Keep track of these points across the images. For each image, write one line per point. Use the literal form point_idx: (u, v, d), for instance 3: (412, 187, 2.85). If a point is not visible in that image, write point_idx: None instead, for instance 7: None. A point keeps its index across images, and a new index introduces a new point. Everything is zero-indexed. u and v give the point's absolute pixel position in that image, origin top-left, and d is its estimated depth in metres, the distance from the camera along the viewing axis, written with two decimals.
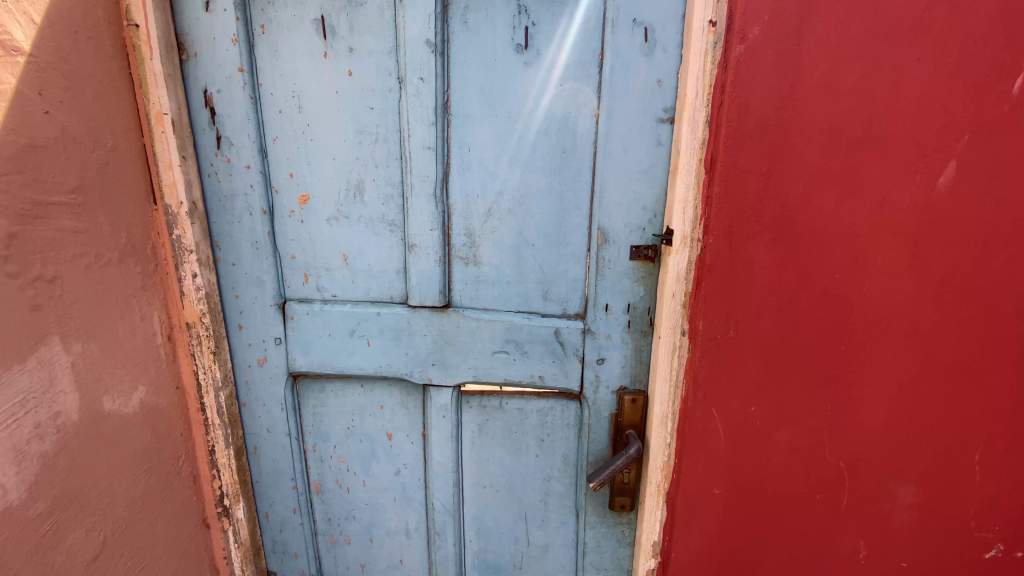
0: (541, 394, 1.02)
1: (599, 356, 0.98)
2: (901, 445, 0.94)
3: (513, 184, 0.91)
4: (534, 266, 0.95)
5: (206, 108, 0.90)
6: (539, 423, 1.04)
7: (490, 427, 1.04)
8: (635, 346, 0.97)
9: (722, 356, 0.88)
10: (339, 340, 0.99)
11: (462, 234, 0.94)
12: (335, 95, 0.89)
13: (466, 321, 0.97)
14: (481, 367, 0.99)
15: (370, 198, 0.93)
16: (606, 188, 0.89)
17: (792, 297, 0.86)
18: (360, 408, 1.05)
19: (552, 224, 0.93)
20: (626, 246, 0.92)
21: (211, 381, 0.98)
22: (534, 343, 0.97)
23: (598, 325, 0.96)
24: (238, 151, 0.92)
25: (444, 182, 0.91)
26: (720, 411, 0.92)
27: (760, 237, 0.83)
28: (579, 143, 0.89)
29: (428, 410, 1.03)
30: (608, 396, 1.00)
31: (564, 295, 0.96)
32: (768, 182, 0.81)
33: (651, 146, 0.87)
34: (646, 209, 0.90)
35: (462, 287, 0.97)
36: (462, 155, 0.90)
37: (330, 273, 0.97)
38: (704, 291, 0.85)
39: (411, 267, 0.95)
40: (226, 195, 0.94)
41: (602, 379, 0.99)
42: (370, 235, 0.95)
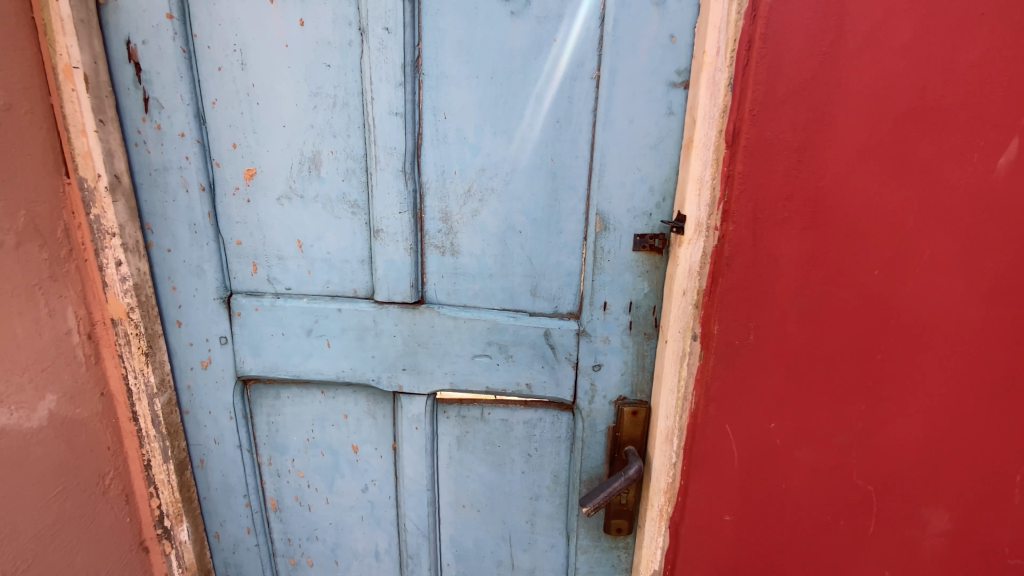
0: (529, 405, 0.88)
1: (595, 362, 0.84)
2: (937, 467, 0.82)
3: (497, 159, 0.77)
4: (521, 257, 0.81)
5: (130, 63, 0.76)
6: (526, 437, 0.91)
7: (470, 440, 0.91)
8: (637, 351, 0.84)
9: (739, 365, 0.76)
10: (294, 341, 0.85)
11: (436, 218, 0.80)
12: (285, 49, 0.75)
13: (442, 320, 0.83)
14: (459, 373, 0.85)
15: (327, 174, 0.79)
16: (607, 165, 0.75)
17: (823, 297, 0.73)
18: (322, 418, 0.91)
19: (543, 208, 0.79)
20: (628, 235, 0.78)
21: (144, 387, 0.84)
22: (521, 347, 0.84)
23: (595, 326, 0.82)
24: (170, 116, 0.77)
25: (416, 156, 0.77)
26: (734, 428, 0.79)
27: (788, 226, 0.70)
28: (576, 111, 0.75)
29: (398, 421, 0.90)
30: (605, 407, 0.87)
31: (555, 290, 0.82)
32: (800, 160, 0.67)
33: (660, 116, 0.74)
34: (653, 191, 0.77)
35: (437, 281, 0.83)
36: (436, 124, 0.76)
37: (283, 262, 0.83)
38: (719, 290, 0.72)
39: (377, 256, 0.81)
40: (157, 168, 0.80)
41: (599, 388, 0.86)
42: (329, 217, 0.81)
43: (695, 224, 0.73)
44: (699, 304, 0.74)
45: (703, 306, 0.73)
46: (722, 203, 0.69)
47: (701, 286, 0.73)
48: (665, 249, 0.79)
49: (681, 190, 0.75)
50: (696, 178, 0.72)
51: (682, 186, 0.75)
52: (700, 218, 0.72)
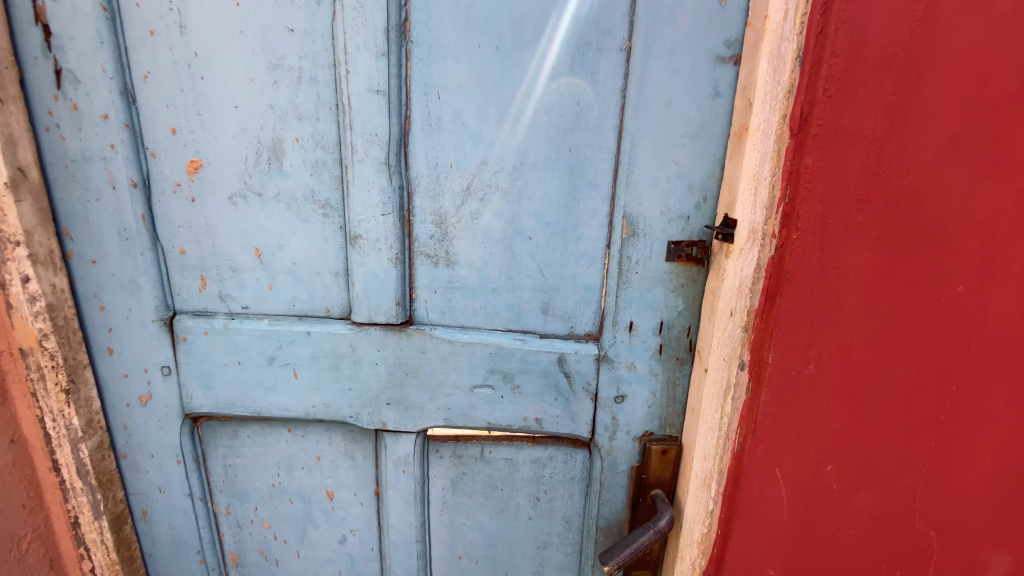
0: (538, 442, 0.74)
1: (618, 393, 0.71)
2: (1013, 512, 0.70)
3: (504, 149, 0.62)
4: (531, 269, 0.67)
5: (35, 25, 0.59)
6: (533, 479, 0.77)
7: (467, 483, 0.77)
8: (667, 378, 0.71)
9: (795, 400, 0.63)
10: (253, 371, 0.70)
11: (428, 222, 0.65)
12: (235, 9, 0.59)
13: (435, 345, 0.68)
14: (456, 408, 0.71)
15: (291, 167, 0.63)
16: (638, 157, 0.62)
17: (898, 320, 0.60)
18: (290, 459, 0.77)
19: (559, 209, 0.65)
20: (661, 242, 0.65)
21: (65, 432, 0.68)
22: (530, 377, 0.70)
23: (619, 349, 0.69)
24: (89, 93, 0.61)
25: (403, 146, 0.62)
26: (785, 472, 0.66)
27: (859, 234, 0.57)
28: (601, 91, 0.61)
29: (382, 463, 0.75)
30: (628, 445, 0.74)
31: (571, 308, 0.69)
32: (880, 153, 0.55)
33: (704, 98, 0.60)
34: (692, 189, 0.63)
35: (429, 298, 0.68)
36: (427, 105, 0.61)
37: (238, 276, 0.68)
38: (774, 312, 0.59)
39: (355, 269, 0.65)
40: (75, 159, 0.64)
41: (621, 423, 0.72)
42: (294, 220, 0.65)
43: (747, 231, 0.59)
44: (748, 328, 0.61)
45: (752, 330, 0.61)
46: (781, 206, 0.56)
47: (751, 306, 0.60)
48: (706, 259, 0.66)
49: (729, 189, 0.62)
50: (750, 175, 0.58)
51: (729, 184, 0.62)
52: (755, 223, 0.58)
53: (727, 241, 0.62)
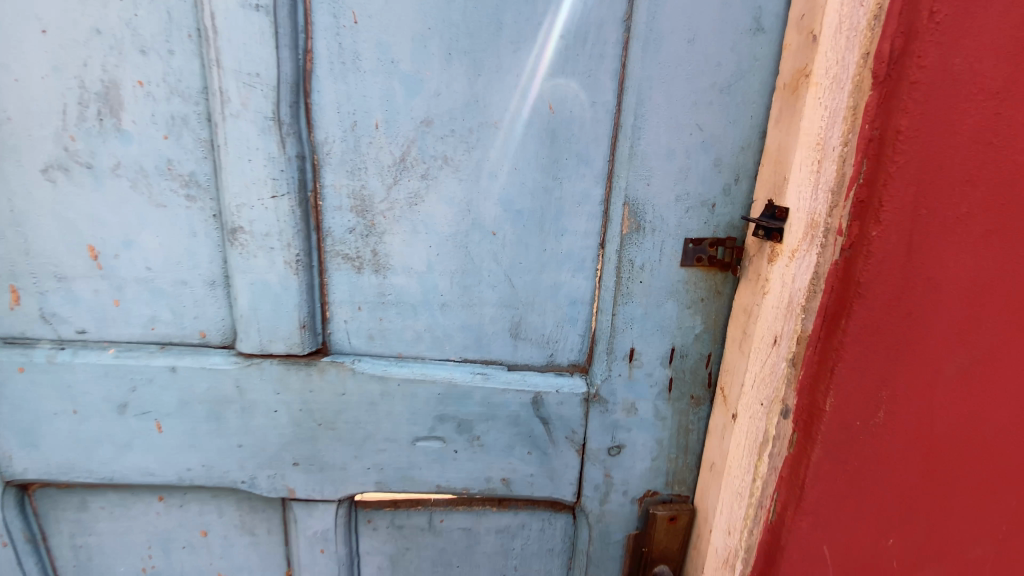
0: (506, 507, 0.56)
1: (614, 444, 0.52)
2: None
3: (455, 103, 0.43)
4: (496, 277, 0.48)
5: None
6: (500, 553, 0.58)
7: (412, 561, 0.58)
8: (678, 423, 0.53)
9: (855, 459, 0.45)
10: (99, 423, 0.49)
11: (345, 209, 0.45)
12: None
13: (360, 386, 0.48)
14: (392, 468, 0.51)
15: (135, 125, 0.42)
16: (647, 119, 0.44)
17: (1003, 352, 0.43)
18: (165, 537, 0.56)
19: (535, 192, 0.46)
20: (676, 239, 0.47)
21: None
22: (495, 426, 0.51)
23: (615, 386, 0.50)
24: None
25: (304, 95, 0.42)
26: (837, 556, 0.48)
27: (961, 231, 0.39)
28: (596, 20, 0.42)
29: (293, 540, 0.55)
30: (625, 510, 0.55)
31: (550, 331, 0.50)
32: (1000, 110, 0.37)
33: (741, 35, 0.42)
34: (720, 165, 0.46)
35: (350, 319, 0.48)
36: (338, 32, 0.41)
37: (67, 288, 0.46)
38: (834, 339, 0.41)
39: (237, 276, 0.45)
40: None
41: (616, 482, 0.54)
42: (145, 204, 0.44)
43: (805, 228, 0.42)
44: (796, 361, 0.43)
45: (801, 363, 0.43)
46: (853, 187, 0.38)
47: (800, 330, 0.43)
48: (738, 265, 0.48)
49: (778, 166, 0.44)
50: (812, 144, 0.40)
51: (777, 160, 0.44)
52: (817, 214, 0.40)
53: (773, 241, 0.44)
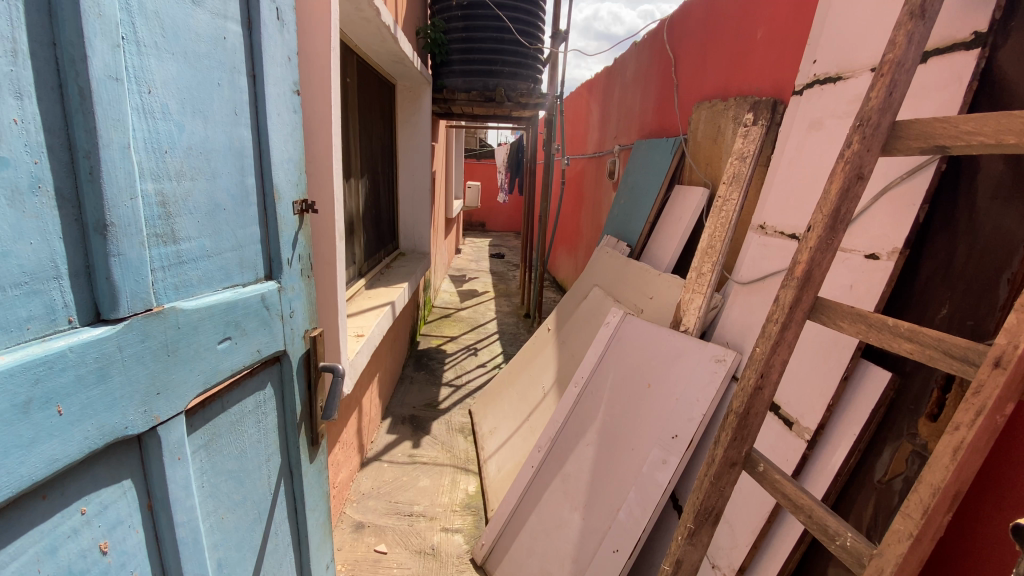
0: (256, 372, 1.31)
1: (291, 308, 1.44)
2: None
3: (201, 136, 1.05)
4: (227, 234, 1.17)
5: None
6: (256, 405, 1.32)
7: (219, 440, 1.18)
8: (307, 291, 1.54)
9: None
10: (107, 390, 0.84)
11: (160, 202, 0.95)
12: (97, 18, 0.78)
13: (190, 317, 1.02)
14: (208, 372, 1.09)
15: (78, 171, 0.80)
16: (272, 135, 1.30)
17: None
18: (54, 539, 0.80)
19: (236, 184, 1.18)
20: (291, 202, 1.41)
21: None
22: (251, 315, 1.23)
23: (291, 296, 1.43)
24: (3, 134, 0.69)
25: (135, 132, 0.88)
26: None
27: None
28: (245, 107, 1.21)
29: (158, 454, 0.98)
30: (300, 343, 1.50)
31: (253, 259, 1.28)
32: None
33: (290, 112, 1.39)
34: (294, 167, 1.42)
35: (166, 278, 0.98)
36: (147, 98, 0.90)
37: (82, 283, 0.83)
38: None
39: (146, 243, 0.91)
40: (13, 192, 0.71)
41: (295, 328, 1.47)
42: (115, 199, 0.85)
43: None
44: None
45: None
46: None
47: None
48: None
49: None
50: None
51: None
52: None
53: None
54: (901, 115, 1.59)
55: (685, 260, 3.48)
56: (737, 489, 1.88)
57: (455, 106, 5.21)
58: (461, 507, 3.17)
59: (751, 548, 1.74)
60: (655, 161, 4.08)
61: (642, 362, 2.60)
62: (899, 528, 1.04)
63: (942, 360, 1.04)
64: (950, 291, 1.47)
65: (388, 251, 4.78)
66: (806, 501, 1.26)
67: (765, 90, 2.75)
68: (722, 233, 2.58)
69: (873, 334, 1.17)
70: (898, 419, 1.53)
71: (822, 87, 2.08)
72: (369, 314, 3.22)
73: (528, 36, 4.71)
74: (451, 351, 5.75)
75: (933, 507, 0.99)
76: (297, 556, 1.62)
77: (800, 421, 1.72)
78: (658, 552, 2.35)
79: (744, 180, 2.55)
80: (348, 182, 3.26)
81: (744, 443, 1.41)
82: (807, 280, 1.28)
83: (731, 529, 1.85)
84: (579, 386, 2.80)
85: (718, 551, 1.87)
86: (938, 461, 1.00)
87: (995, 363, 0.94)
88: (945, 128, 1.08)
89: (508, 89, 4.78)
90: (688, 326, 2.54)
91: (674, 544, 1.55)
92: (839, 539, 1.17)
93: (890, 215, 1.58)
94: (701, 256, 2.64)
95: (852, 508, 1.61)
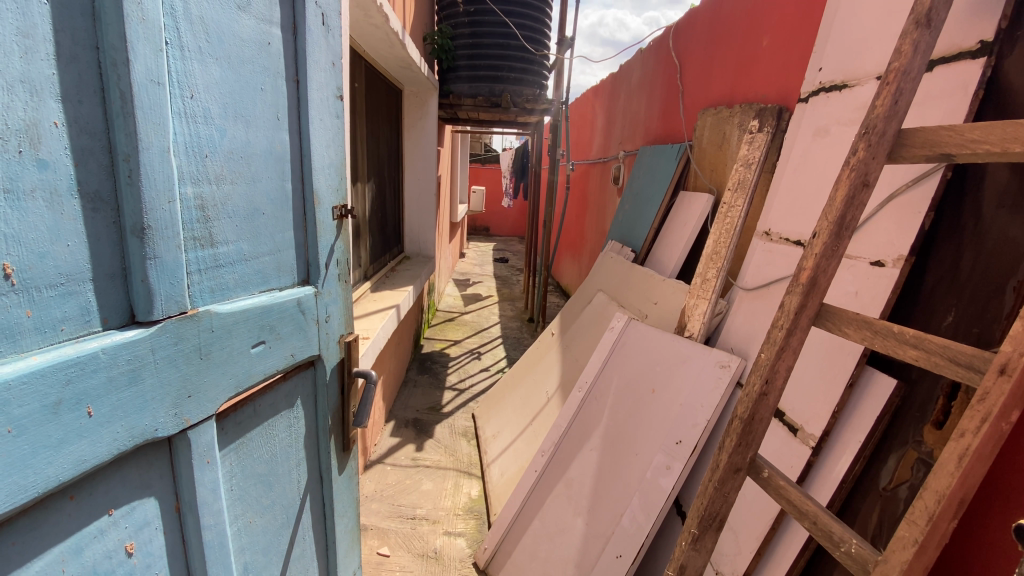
0: (288, 376, 1.33)
1: (327, 314, 1.45)
2: None
3: (241, 141, 1.07)
4: (263, 238, 1.18)
5: None
6: (286, 411, 1.33)
7: (248, 444, 1.19)
8: (343, 297, 1.55)
9: None
10: (138, 392, 0.86)
11: (197, 207, 0.97)
12: (141, 23, 0.80)
13: (223, 321, 1.03)
14: (240, 376, 1.10)
15: (118, 174, 0.82)
16: (313, 140, 1.32)
17: None
18: (78, 539, 0.81)
19: (274, 189, 1.20)
20: (329, 208, 1.42)
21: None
22: (285, 319, 1.25)
23: (327, 301, 1.45)
24: (42, 139, 0.71)
25: (174, 136, 0.90)
26: None
27: None
28: (287, 112, 1.22)
29: (187, 456, 0.99)
30: (334, 347, 1.51)
31: (289, 263, 1.29)
32: None
33: (332, 117, 1.41)
34: (335, 172, 1.44)
35: (200, 281, 1.00)
36: (188, 103, 0.92)
37: (117, 285, 0.85)
38: None
39: (182, 246, 0.93)
40: (51, 194, 0.73)
41: (330, 334, 1.48)
42: (153, 202, 0.86)
43: None
44: None
45: None
46: None
47: None
48: None
49: None
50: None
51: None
52: None
53: None
54: (907, 122, 1.59)
55: (689, 266, 3.48)
56: (742, 496, 1.88)
57: (461, 111, 5.25)
58: (464, 511, 3.17)
59: (755, 554, 1.73)
60: (660, 167, 4.09)
61: (647, 367, 2.60)
62: (904, 535, 1.04)
63: (949, 366, 1.05)
64: (955, 298, 1.47)
65: (393, 254, 4.80)
66: (811, 507, 1.26)
67: (771, 98, 2.76)
68: (727, 239, 2.59)
69: (879, 341, 1.17)
70: (903, 427, 1.53)
71: (827, 95, 2.09)
72: (374, 317, 3.24)
73: (535, 42, 4.75)
74: (454, 355, 5.76)
75: (938, 513, 0.99)
76: (324, 560, 1.63)
77: (806, 428, 1.72)
78: (662, 558, 2.34)
79: (750, 187, 2.55)
80: (355, 186, 3.29)
81: (750, 449, 1.41)
82: (812, 286, 1.28)
83: (734, 537, 1.85)
84: (583, 391, 2.79)
85: (722, 557, 1.87)
86: (944, 467, 1.00)
87: (1002, 371, 0.94)
88: (950, 136, 1.10)
89: (514, 95, 4.82)
90: (693, 331, 2.53)
91: (678, 550, 1.55)
92: (843, 545, 1.17)
93: (896, 222, 1.59)
94: (705, 262, 2.64)
95: (858, 517, 1.60)
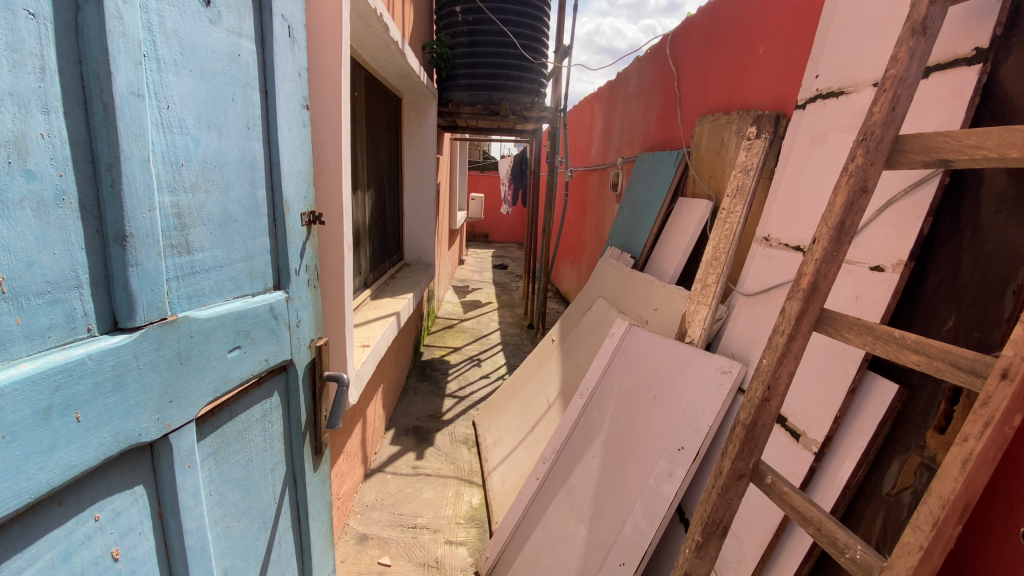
0: (263, 381, 1.32)
1: (298, 318, 1.46)
2: None
3: (215, 149, 1.07)
4: (238, 244, 1.19)
5: None
6: (261, 415, 1.33)
7: (226, 448, 1.19)
8: (313, 301, 1.57)
9: None
10: (123, 398, 0.86)
11: (175, 214, 0.97)
12: (122, 37, 0.81)
13: (201, 326, 1.03)
14: (218, 381, 1.10)
15: (101, 184, 0.82)
16: (282, 149, 1.32)
17: None
18: (68, 545, 0.81)
19: (246, 196, 1.21)
20: (298, 214, 1.43)
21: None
22: (259, 324, 1.25)
23: (298, 306, 1.45)
24: (29, 149, 0.72)
25: (153, 146, 0.91)
26: None
27: None
28: (257, 122, 1.23)
29: (168, 462, 0.99)
30: (305, 352, 1.51)
31: (263, 270, 1.30)
32: None
33: (299, 126, 1.42)
34: (302, 179, 1.45)
35: (179, 288, 1.00)
36: (165, 113, 0.93)
37: (101, 293, 0.85)
38: None
39: (161, 253, 0.93)
40: (39, 204, 0.74)
41: (301, 337, 1.48)
42: (135, 210, 0.87)
43: None
44: None
45: None
46: None
47: None
48: None
49: None
50: None
51: None
52: None
53: None
54: (906, 128, 1.60)
55: (689, 271, 3.49)
56: (745, 502, 1.88)
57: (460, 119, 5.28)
58: (465, 519, 3.16)
59: (760, 561, 1.72)
60: (659, 173, 4.11)
61: (647, 373, 2.60)
62: (909, 540, 1.04)
63: (950, 370, 1.04)
64: (955, 302, 1.48)
65: (393, 262, 4.80)
66: (815, 513, 1.26)
67: (768, 104, 2.78)
68: (726, 244, 2.59)
69: (880, 346, 1.17)
70: (906, 431, 1.53)
71: (825, 102, 2.11)
72: (374, 325, 3.23)
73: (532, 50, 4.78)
74: (454, 362, 5.74)
75: (943, 518, 0.99)
76: (300, 564, 1.62)
77: (808, 433, 1.71)
78: (665, 565, 2.33)
79: (749, 193, 2.56)
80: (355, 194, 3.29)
81: (752, 455, 1.41)
82: (813, 291, 1.29)
83: (738, 543, 1.84)
84: (584, 398, 2.79)
85: (727, 564, 1.86)
86: (950, 470, 0.99)
87: (1003, 375, 0.94)
88: (948, 142, 1.10)
89: (513, 103, 4.87)
90: (694, 337, 2.54)
91: (683, 557, 1.54)
92: (849, 551, 1.17)
93: (896, 227, 1.59)
94: (705, 268, 2.65)
95: (861, 521, 1.60)
